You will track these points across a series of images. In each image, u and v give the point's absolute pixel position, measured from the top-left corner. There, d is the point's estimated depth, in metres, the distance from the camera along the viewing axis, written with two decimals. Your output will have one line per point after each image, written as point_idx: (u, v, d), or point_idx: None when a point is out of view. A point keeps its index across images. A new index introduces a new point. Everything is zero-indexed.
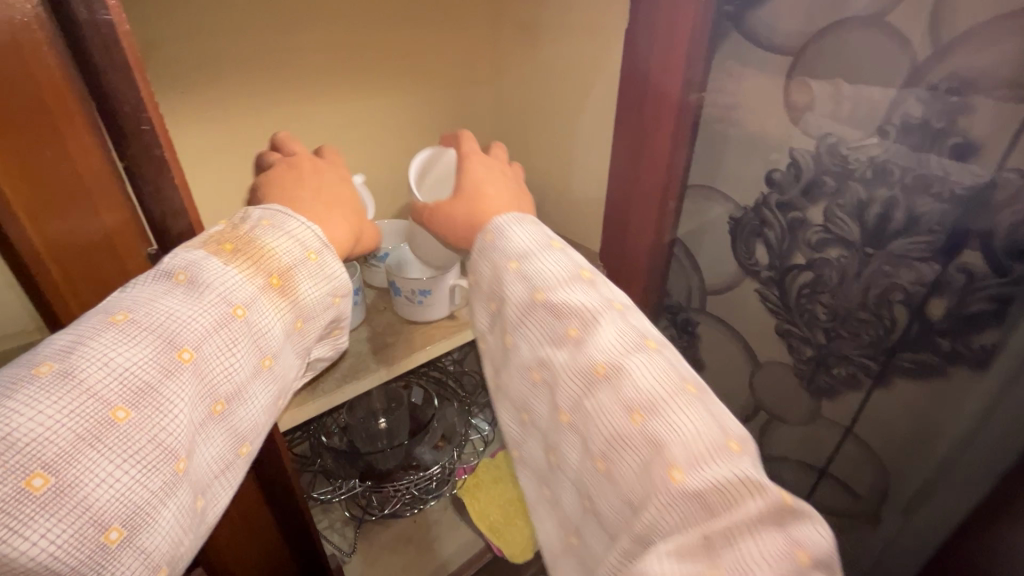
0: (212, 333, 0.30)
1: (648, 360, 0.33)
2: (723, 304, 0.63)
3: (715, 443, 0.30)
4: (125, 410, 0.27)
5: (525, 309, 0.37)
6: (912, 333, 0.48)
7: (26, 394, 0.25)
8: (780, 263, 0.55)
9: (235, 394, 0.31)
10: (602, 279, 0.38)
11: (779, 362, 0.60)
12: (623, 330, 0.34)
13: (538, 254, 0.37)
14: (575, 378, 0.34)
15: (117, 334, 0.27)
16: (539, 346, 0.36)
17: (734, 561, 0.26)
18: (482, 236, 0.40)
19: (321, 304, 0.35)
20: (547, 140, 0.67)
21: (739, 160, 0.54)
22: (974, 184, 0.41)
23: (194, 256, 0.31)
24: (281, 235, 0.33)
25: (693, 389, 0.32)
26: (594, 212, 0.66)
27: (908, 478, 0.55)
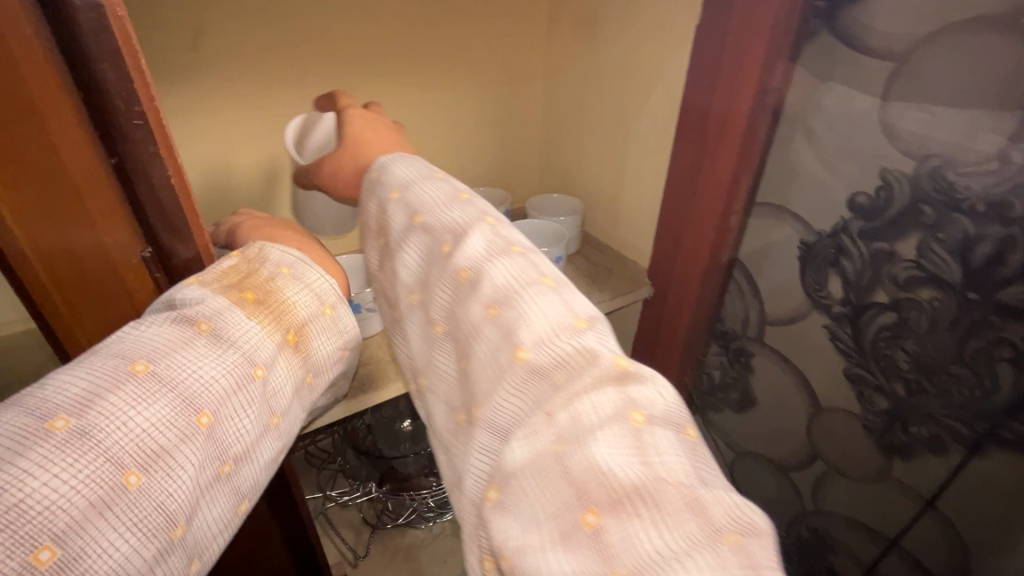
0: (230, 396, 0.27)
1: (511, 262, 0.31)
2: (784, 337, 0.56)
3: (559, 323, 0.28)
4: (140, 476, 0.24)
5: (403, 234, 0.35)
6: (1018, 399, 0.41)
7: (39, 455, 0.22)
8: (856, 299, 0.49)
9: (249, 458, 0.29)
10: (480, 198, 0.36)
11: (845, 409, 0.53)
12: (489, 234, 0.32)
13: (420, 183, 0.36)
14: (441, 285, 0.32)
15: (137, 389, 0.25)
16: (418, 269, 0.34)
17: (570, 423, 0.24)
18: (368, 178, 0.39)
19: (331, 358, 0.33)
20: (599, 143, 0.63)
21: (817, 179, 0.48)
22: None
23: (217, 305, 0.28)
24: (300, 288, 0.32)
25: (549, 281, 0.30)
26: (644, 224, 0.60)
27: (995, 562, 0.47)
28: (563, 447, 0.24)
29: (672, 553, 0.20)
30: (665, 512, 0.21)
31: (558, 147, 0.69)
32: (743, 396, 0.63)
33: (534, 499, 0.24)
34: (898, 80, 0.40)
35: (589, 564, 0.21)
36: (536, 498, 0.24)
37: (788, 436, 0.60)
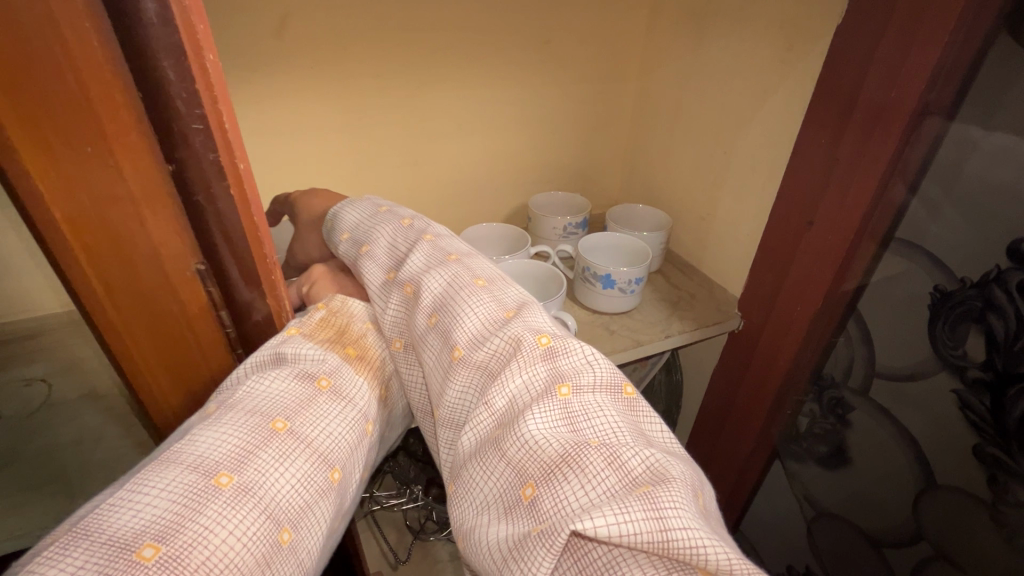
0: (353, 450, 0.29)
1: (445, 270, 0.34)
2: (898, 396, 0.48)
3: (491, 315, 0.31)
4: (292, 532, 0.24)
5: (357, 269, 0.38)
6: None
7: (215, 511, 0.22)
8: (1002, 366, 0.40)
9: (346, 518, 0.30)
10: (420, 221, 0.39)
11: (970, 491, 0.44)
12: (427, 250, 0.35)
13: (367, 219, 0.39)
14: (389, 307, 0.34)
15: (280, 447, 0.26)
16: (371, 299, 0.36)
17: (505, 406, 0.27)
18: (325, 230, 0.42)
19: (400, 415, 0.35)
20: (695, 154, 0.56)
21: (971, 218, 0.39)
22: None
23: (331, 364, 0.30)
24: (378, 340, 0.35)
25: (480, 281, 0.33)
26: (740, 248, 0.54)
27: None
28: (500, 430, 0.26)
29: (589, 506, 0.22)
30: (589, 474, 0.23)
31: (647, 153, 0.63)
32: (834, 453, 0.55)
33: (482, 487, 0.26)
34: None
35: (521, 531, 0.23)
36: (487, 483, 0.26)
37: (885, 508, 0.52)
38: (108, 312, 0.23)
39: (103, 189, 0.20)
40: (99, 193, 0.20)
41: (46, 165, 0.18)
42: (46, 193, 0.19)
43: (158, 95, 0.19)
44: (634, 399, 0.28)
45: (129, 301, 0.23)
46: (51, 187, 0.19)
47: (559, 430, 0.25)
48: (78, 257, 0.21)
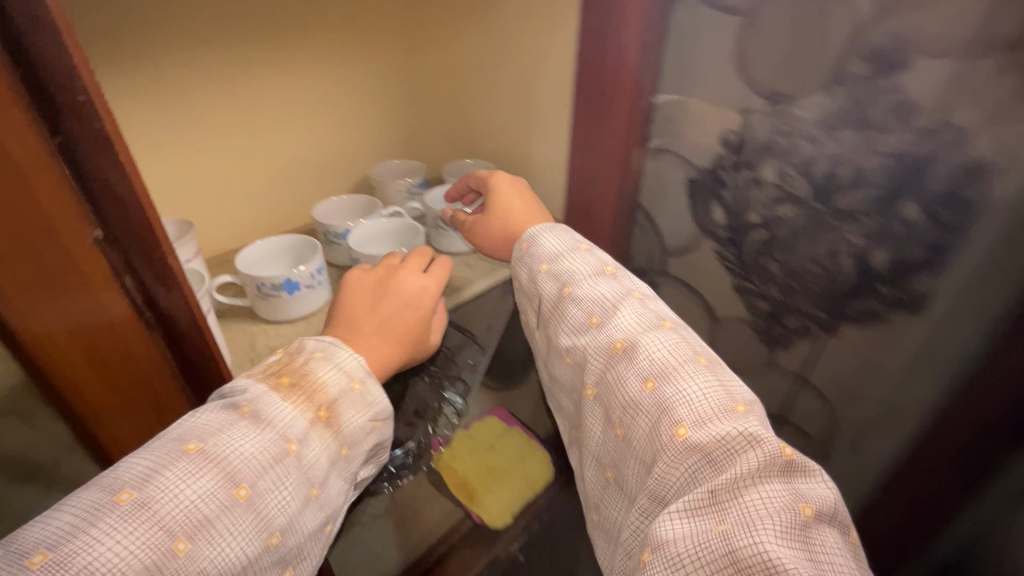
0: (266, 470, 0.33)
1: (663, 336, 0.38)
2: (684, 265, 0.65)
3: (722, 403, 0.34)
4: (187, 542, 0.30)
5: (555, 302, 0.43)
6: (858, 282, 0.51)
7: (107, 523, 0.28)
8: (735, 223, 0.57)
9: (295, 532, 0.35)
10: (623, 272, 0.44)
11: (738, 317, 0.63)
12: (639, 314, 0.40)
13: (568, 253, 0.45)
14: (598, 356, 0.39)
15: (186, 466, 0.31)
16: (566, 338, 0.42)
17: (729, 500, 0.30)
18: (518, 247, 0.49)
19: (362, 431, 0.39)
20: (503, 109, 0.67)
21: (695, 126, 0.55)
22: (907, 140, 0.43)
23: (258, 392, 0.36)
24: (331, 367, 0.39)
25: (703, 360, 0.37)
26: (555, 176, 0.67)
27: (850, 418, 0.59)
28: (727, 526, 0.29)
29: None
30: None
31: (461, 116, 0.72)
32: None
33: (683, 547, 0.29)
34: (746, 34, 0.48)
35: None
36: (688, 549, 0.29)
37: None
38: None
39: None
40: None
41: None
42: None
43: (28, 61, 0.23)
44: (851, 542, 0.31)
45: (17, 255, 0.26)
46: None
47: (790, 548, 0.28)
48: None
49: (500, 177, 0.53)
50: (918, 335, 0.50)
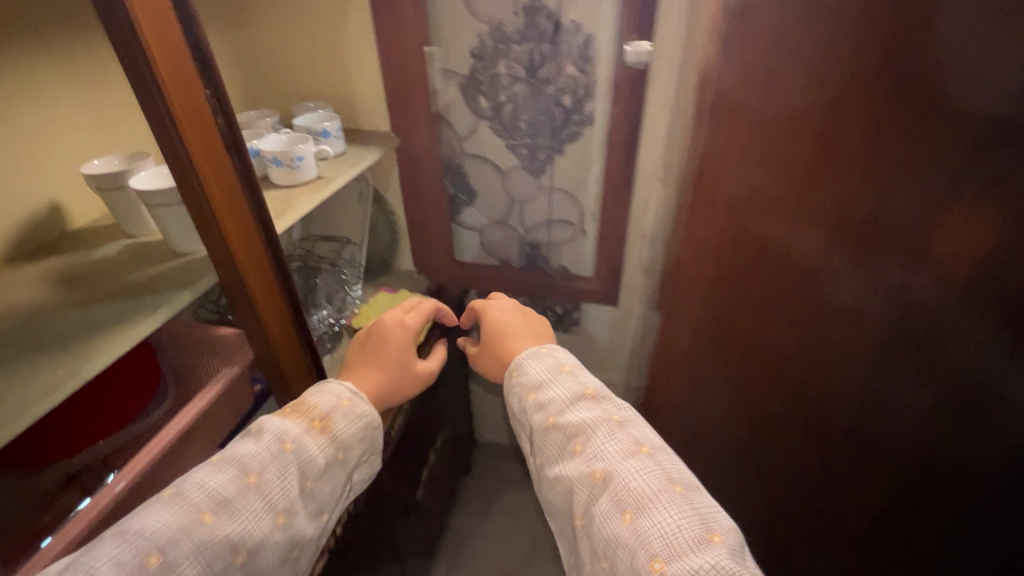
0: (267, 465, 0.55)
1: (638, 462, 0.57)
2: (473, 142, 0.99)
3: (668, 490, 0.55)
4: (211, 515, 0.50)
5: (545, 430, 0.64)
6: (564, 116, 0.93)
7: (159, 505, 0.50)
8: (495, 103, 0.94)
9: (294, 516, 0.56)
10: (602, 397, 0.65)
11: (514, 164, 1.01)
12: (623, 444, 0.59)
13: (551, 377, 0.68)
14: (584, 483, 0.58)
15: (215, 466, 0.54)
16: (559, 463, 0.62)
17: (676, 562, 0.49)
18: (511, 366, 0.72)
19: (350, 438, 0.62)
20: (324, 59, 0.95)
21: (454, 46, 0.89)
22: (557, 30, 0.84)
23: (264, 419, 0.59)
24: (322, 394, 0.63)
25: (677, 487, 0.55)
26: (375, 98, 0.97)
27: (586, 203, 1.02)
28: None
29: None
30: None
31: (289, 73, 0.96)
32: (469, 194, 1.06)
33: None
34: None
35: None
36: None
37: (497, 199, 1.06)
38: (180, 115, 0.44)
39: (168, 33, 0.42)
40: (164, 36, 0.42)
41: (146, 21, 0.40)
42: (150, 38, 0.41)
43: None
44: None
45: (187, 105, 0.45)
46: (152, 35, 0.41)
47: None
48: (164, 77, 0.42)
49: (518, 312, 0.82)
50: (596, 138, 0.94)
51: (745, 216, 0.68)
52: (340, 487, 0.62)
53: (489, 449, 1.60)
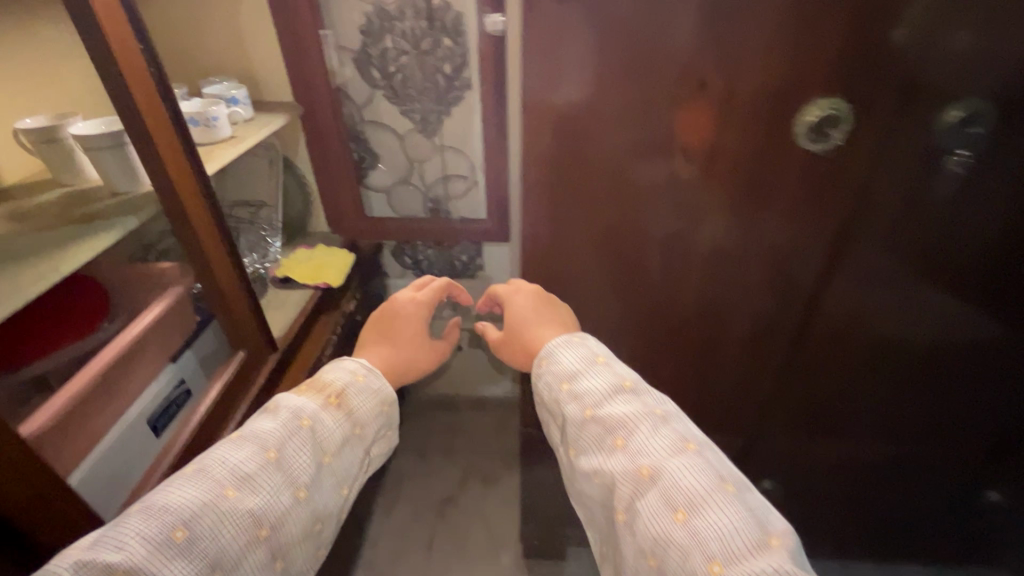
0: (286, 441, 0.58)
1: (686, 461, 0.55)
2: (371, 110, 1.14)
3: (719, 488, 0.52)
4: (234, 490, 0.53)
5: (583, 421, 0.62)
6: (447, 83, 1.10)
7: (181, 483, 0.52)
8: (386, 74, 1.09)
9: (314, 490, 0.59)
10: (639, 387, 0.63)
11: (409, 128, 1.17)
12: (668, 440, 0.57)
13: (584, 365, 0.67)
14: (630, 479, 0.56)
15: (234, 442, 0.57)
16: (599, 458, 0.60)
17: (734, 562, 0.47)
18: (543, 352, 0.71)
19: (367, 413, 0.68)
20: (226, 38, 1.05)
21: (345, 25, 1.04)
22: (432, 9, 1.02)
23: (282, 399, 0.63)
24: (337, 371, 0.69)
25: (726, 482, 0.53)
26: (277, 74, 1.09)
27: (474, 157, 1.20)
28: None
29: None
30: None
31: (194, 51, 1.06)
32: (372, 157, 1.21)
33: None
34: None
35: None
36: None
37: (398, 159, 1.21)
38: (125, 65, 0.56)
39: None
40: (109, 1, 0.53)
41: None
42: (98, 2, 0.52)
43: None
44: None
45: (129, 57, 0.56)
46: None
47: None
48: (111, 34, 0.54)
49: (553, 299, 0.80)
50: (476, 101, 1.12)
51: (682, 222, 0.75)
52: (357, 463, 0.66)
53: (418, 400, 1.74)
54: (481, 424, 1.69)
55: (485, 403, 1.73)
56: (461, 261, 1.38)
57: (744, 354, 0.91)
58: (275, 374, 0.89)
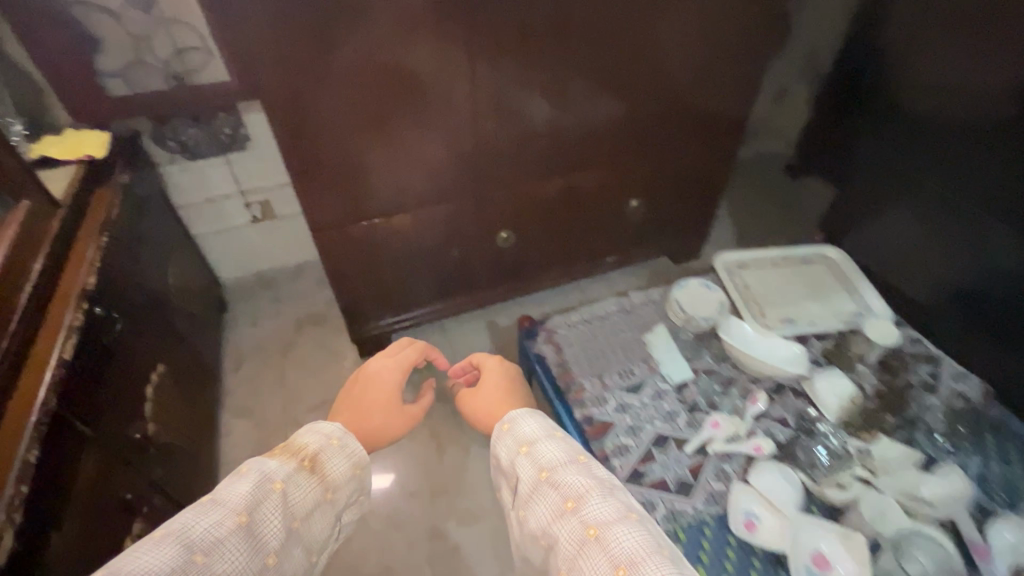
0: (256, 506, 0.68)
1: (624, 525, 0.68)
2: None
3: (650, 545, 0.66)
4: (204, 554, 0.62)
5: (539, 486, 0.77)
6: None
7: (152, 544, 0.60)
8: None
9: (278, 554, 0.69)
10: (588, 463, 0.79)
11: (120, 6, 1.24)
12: (611, 509, 0.70)
13: (540, 441, 0.82)
14: (575, 538, 0.69)
15: (205, 509, 0.66)
16: (551, 519, 0.73)
17: None
18: (506, 425, 0.87)
19: (339, 477, 0.80)
20: None
21: None
22: None
23: (257, 464, 0.73)
24: (311, 435, 0.81)
25: (662, 549, 0.66)
26: None
27: (198, 27, 1.33)
28: None
29: None
30: None
31: None
32: (92, 41, 1.27)
33: None
34: None
35: None
36: None
37: (123, 41, 1.29)
38: None
39: None
40: None
41: None
42: None
43: None
44: None
45: None
46: None
47: None
48: None
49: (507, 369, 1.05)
50: None
51: (389, 48, 1.14)
52: (325, 526, 0.78)
53: (238, 284, 1.92)
54: (304, 281, 1.94)
55: (301, 269, 1.97)
56: (226, 133, 1.52)
57: (446, 130, 1.33)
58: (71, 223, 1.06)
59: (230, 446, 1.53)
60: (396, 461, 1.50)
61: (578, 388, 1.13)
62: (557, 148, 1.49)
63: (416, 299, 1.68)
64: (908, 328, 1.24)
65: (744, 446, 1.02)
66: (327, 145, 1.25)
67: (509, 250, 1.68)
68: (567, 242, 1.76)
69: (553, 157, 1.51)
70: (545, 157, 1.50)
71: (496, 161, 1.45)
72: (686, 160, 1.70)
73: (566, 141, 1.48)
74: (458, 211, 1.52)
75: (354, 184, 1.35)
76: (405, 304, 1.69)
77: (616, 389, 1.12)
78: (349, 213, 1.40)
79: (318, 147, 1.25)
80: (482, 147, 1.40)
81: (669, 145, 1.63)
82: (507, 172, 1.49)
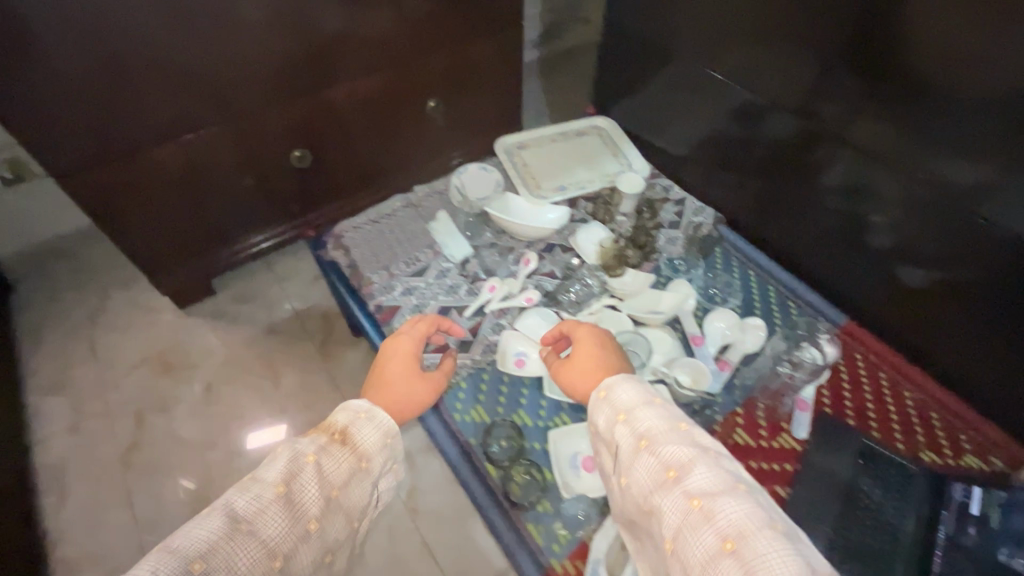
0: (293, 478, 0.68)
1: (732, 499, 0.63)
2: None
3: (762, 519, 0.61)
4: (248, 523, 0.63)
5: (637, 454, 0.71)
6: None
7: (199, 521, 0.62)
8: None
9: (325, 520, 0.69)
10: (693, 429, 0.72)
11: None
12: (717, 480, 0.65)
13: (637, 406, 0.74)
14: (678, 508, 0.65)
15: (246, 485, 0.66)
16: (652, 488, 0.68)
17: None
18: (602, 389, 0.78)
19: (375, 447, 0.76)
20: None
21: None
22: None
23: (296, 441, 0.71)
24: (344, 412, 0.77)
25: (776, 525, 0.61)
26: None
27: None
28: None
29: None
30: None
31: None
32: None
33: None
34: None
35: None
36: None
37: None
38: None
39: None
40: None
41: None
42: None
43: None
44: None
45: None
46: None
47: None
48: None
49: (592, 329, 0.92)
50: None
51: None
52: (366, 494, 0.75)
53: (16, 261, 1.71)
54: (101, 245, 1.77)
55: (92, 232, 1.79)
56: None
57: (199, 43, 1.22)
58: None
59: (45, 424, 1.44)
60: (232, 396, 1.51)
61: (367, 282, 1.19)
62: (335, 54, 1.43)
63: (222, 234, 1.61)
64: (661, 179, 1.40)
65: (517, 300, 1.16)
66: (38, 75, 1.09)
67: (310, 169, 1.64)
68: (372, 152, 1.74)
69: (336, 63, 1.45)
70: (325, 64, 1.43)
71: (274, 73, 1.37)
72: (477, 55, 1.71)
73: (342, 45, 1.42)
74: (253, 130, 1.45)
75: (81, 120, 1.19)
76: (219, 239, 1.61)
77: (403, 276, 1.19)
78: (106, 151, 1.27)
79: (5, 81, 1.07)
80: (251, 59, 1.31)
81: (451, 41, 1.61)
82: (290, 83, 1.42)
